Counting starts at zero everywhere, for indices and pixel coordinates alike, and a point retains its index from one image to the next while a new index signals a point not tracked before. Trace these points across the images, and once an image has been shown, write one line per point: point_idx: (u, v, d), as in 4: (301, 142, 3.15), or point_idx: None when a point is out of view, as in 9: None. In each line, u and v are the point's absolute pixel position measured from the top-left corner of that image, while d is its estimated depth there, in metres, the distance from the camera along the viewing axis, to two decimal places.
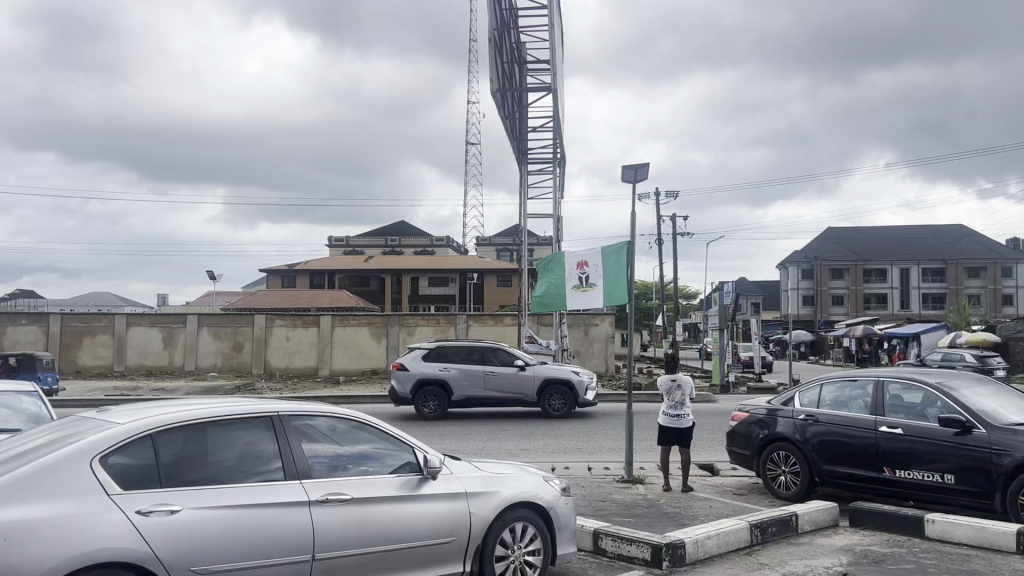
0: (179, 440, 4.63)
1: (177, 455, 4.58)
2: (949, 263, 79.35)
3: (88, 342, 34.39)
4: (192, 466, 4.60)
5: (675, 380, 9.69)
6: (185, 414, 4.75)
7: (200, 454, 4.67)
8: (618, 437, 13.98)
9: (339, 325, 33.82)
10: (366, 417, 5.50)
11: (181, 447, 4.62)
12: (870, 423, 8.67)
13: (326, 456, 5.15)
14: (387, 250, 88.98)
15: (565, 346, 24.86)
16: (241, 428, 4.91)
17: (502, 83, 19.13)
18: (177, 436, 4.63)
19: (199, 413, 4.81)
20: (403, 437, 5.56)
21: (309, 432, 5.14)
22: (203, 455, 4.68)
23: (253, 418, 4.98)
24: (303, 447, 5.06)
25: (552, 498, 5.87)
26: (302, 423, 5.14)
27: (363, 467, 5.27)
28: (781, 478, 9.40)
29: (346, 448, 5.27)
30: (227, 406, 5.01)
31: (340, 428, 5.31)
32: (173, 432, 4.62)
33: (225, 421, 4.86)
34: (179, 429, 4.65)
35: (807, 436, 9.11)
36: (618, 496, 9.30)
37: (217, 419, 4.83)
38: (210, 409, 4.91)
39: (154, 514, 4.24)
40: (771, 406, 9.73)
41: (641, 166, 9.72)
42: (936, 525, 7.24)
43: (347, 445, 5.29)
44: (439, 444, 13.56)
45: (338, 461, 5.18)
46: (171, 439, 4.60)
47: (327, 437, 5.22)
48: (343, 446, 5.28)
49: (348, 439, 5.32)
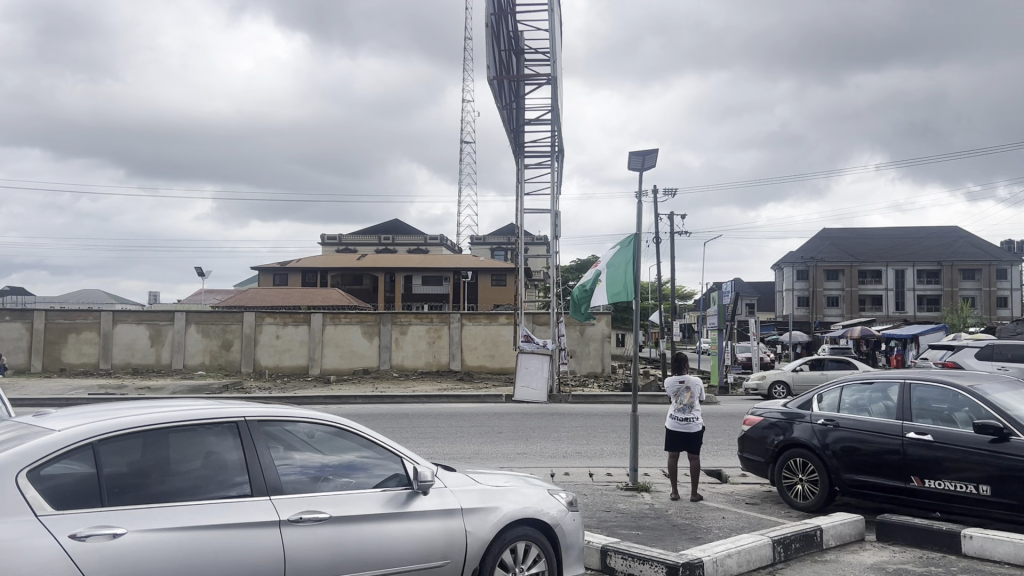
0: (130, 449, 3.98)
1: (128, 472, 3.94)
2: (945, 265, 78.96)
3: (73, 338, 33.57)
4: (145, 484, 3.96)
5: (683, 380, 9.07)
6: (139, 417, 4.09)
7: (155, 469, 4.03)
8: (619, 440, 13.32)
9: (330, 323, 33.19)
10: (351, 422, 4.87)
11: (134, 458, 3.98)
12: (896, 429, 8.03)
13: (301, 471, 4.50)
14: (380, 248, 88.25)
15: (561, 345, 24.21)
16: (205, 435, 4.27)
17: (499, 71, 18.42)
18: (126, 443, 3.97)
19: (158, 416, 4.16)
20: (391, 444, 4.93)
21: (282, 438, 4.51)
22: (160, 470, 4.04)
23: (216, 423, 4.33)
24: (274, 456, 4.41)
25: (558, 514, 5.23)
26: (278, 431, 4.51)
27: (347, 479, 4.66)
28: (797, 486, 8.76)
29: (326, 460, 4.65)
30: (186, 409, 4.35)
31: (319, 435, 4.66)
32: (126, 439, 3.96)
33: (185, 427, 4.21)
34: (137, 434, 4.00)
35: (828, 442, 8.48)
36: (622, 505, 8.69)
37: (179, 423, 4.18)
38: (168, 411, 4.25)
39: (92, 539, 3.58)
40: (786, 409, 9.11)
41: (649, 153, 9.08)
42: (975, 542, 6.61)
43: (325, 456, 4.66)
44: (428, 448, 12.88)
45: (317, 476, 4.55)
46: (125, 446, 3.96)
47: (306, 445, 4.59)
48: (319, 458, 4.63)
49: (329, 448, 4.68)
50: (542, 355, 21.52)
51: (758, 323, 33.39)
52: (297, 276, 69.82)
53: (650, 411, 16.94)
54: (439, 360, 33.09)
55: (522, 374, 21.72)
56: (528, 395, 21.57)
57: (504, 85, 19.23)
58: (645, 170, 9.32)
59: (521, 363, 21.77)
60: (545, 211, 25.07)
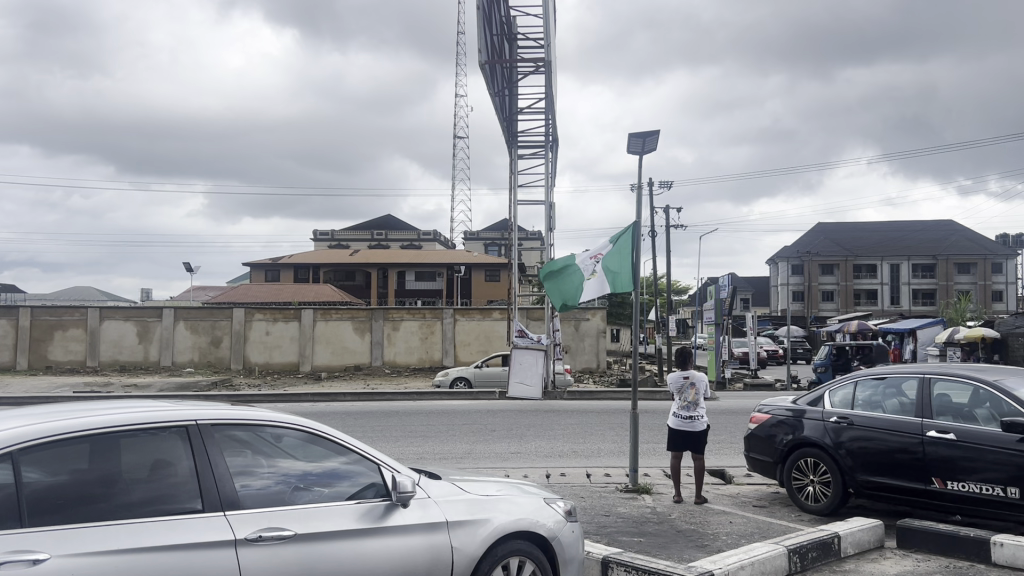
0: (69, 456, 3.46)
1: (63, 483, 3.42)
2: (940, 259, 78.54)
3: (60, 336, 32.92)
4: (80, 500, 3.44)
5: (687, 376, 8.56)
6: (78, 419, 3.55)
7: (95, 482, 3.51)
8: (618, 438, 12.80)
9: (322, 319, 32.64)
10: (323, 424, 4.34)
11: (74, 467, 3.47)
12: (915, 426, 7.52)
13: (262, 484, 3.97)
14: (372, 244, 87.63)
15: (555, 340, 23.66)
16: (152, 441, 3.73)
17: (491, 55, 17.85)
18: (64, 450, 3.44)
19: (104, 417, 3.63)
20: (368, 451, 4.40)
21: (243, 442, 3.99)
22: (101, 482, 3.52)
23: (168, 427, 3.79)
24: (232, 465, 3.89)
25: (555, 526, 4.70)
26: (239, 436, 3.98)
27: (315, 489, 4.15)
28: (808, 488, 8.25)
29: (292, 468, 4.13)
30: (135, 409, 3.81)
31: (288, 440, 4.15)
32: (64, 445, 3.44)
33: (132, 431, 3.67)
34: (79, 439, 3.48)
35: (841, 440, 7.96)
36: (622, 509, 8.17)
37: (124, 428, 3.64)
38: (112, 412, 3.72)
39: (8, 566, 3.05)
40: (795, 406, 8.60)
41: (650, 134, 8.55)
42: (1005, 550, 6.11)
43: (291, 464, 4.14)
44: (417, 448, 12.33)
45: (281, 487, 4.04)
46: (63, 453, 3.43)
47: (272, 451, 4.08)
48: (284, 467, 4.10)
49: (298, 453, 4.18)
50: (536, 351, 20.96)
51: (755, 317, 32.85)
52: (289, 272, 69.15)
53: (649, 408, 16.41)
54: (432, 357, 32.57)
55: (517, 370, 21.16)
56: (524, 391, 21.05)
57: (496, 71, 18.65)
58: (646, 153, 8.80)
59: (516, 359, 21.19)
60: (539, 203, 24.51)
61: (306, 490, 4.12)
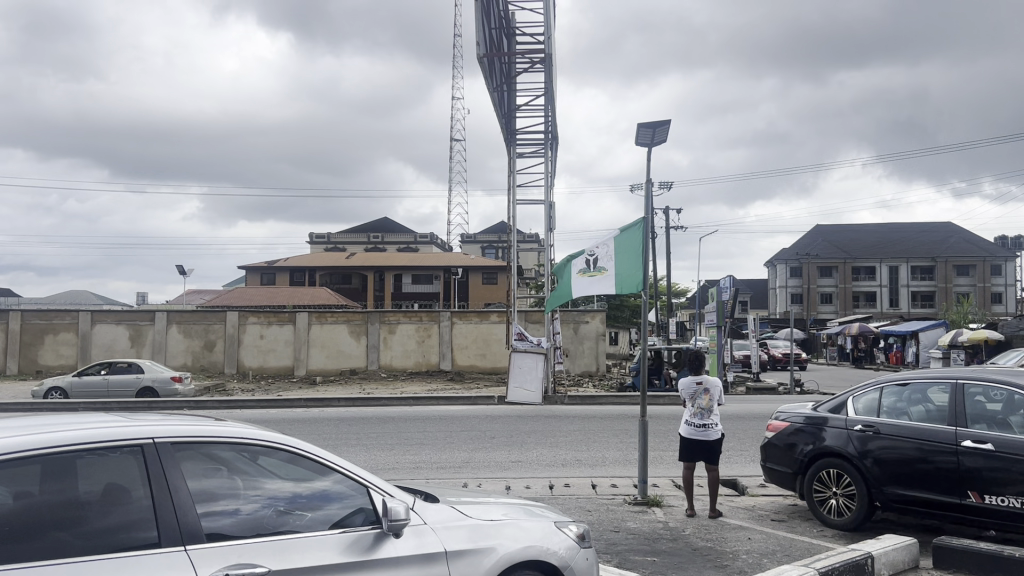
0: (16, 479, 3.00)
1: (8, 511, 2.97)
2: (938, 261, 78.19)
3: (51, 339, 32.32)
4: (25, 532, 2.99)
5: (700, 382, 8.04)
6: (28, 437, 3.08)
7: (43, 510, 3.05)
8: (622, 446, 12.29)
9: (317, 322, 32.12)
10: (310, 442, 3.83)
11: (22, 490, 3.02)
12: (948, 436, 7.00)
13: (235, 509, 3.49)
14: (369, 247, 87.04)
15: (556, 343, 23.15)
16: (110, 461, 3.24)
17: (489, 49, 17.34)
18: (9, 472, 2.98)
19: (58, 433, 3.15)
20: (358, 472, 3.88)
21: (217, 459, 3.50)
22: (50, 509, 3.06)
23: (132, 445, 3.30)
24: (203, 488, 3.40)
25: (567, 553, 4.16)
26: (207, 456, 3.47)
27: (297, 514, 3.66)
28: (830, 501, 7.73)
29: (273, 490, 3.65)
30: (95, 425, 3.32)
31: (270, 458, 3.66)
32: (8, 466, 2.97)
33: (91, 448, 3.19)
34: (26, 460, 3.01)
35: (867, 449, 7.45)
36: (632, 524, 7.66)
37: (82, 447, 3.16)
38: (68, 427, 3.23)
39: None
40: (815, 413, 8.09)
41: (660, 124, 8.04)
42: None
43: (272, 484, 3.66)
44: (413, 456, 11.80)
45: (259, 512, 3.57)
46: (8, 476, 2.97)
47: (250, 470, 3.59)
48: (263, 490, 3.63)
49: (281, 472, 3.69)
50: (536, 354, 20.47)
51: (757, 320, 32.31)
52: (285, 275, 68.56)
53: (657, 413, 15.87)
54: (429, 360, 32.03)
55: (516, 374, 20.68)
56: (523, 396, 20.53)
57: (494, 65, 18.13)
58: (654, 144, 8.31)
59: (515, 362, 20.69)
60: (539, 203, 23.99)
61: (292, 514, 3.64)
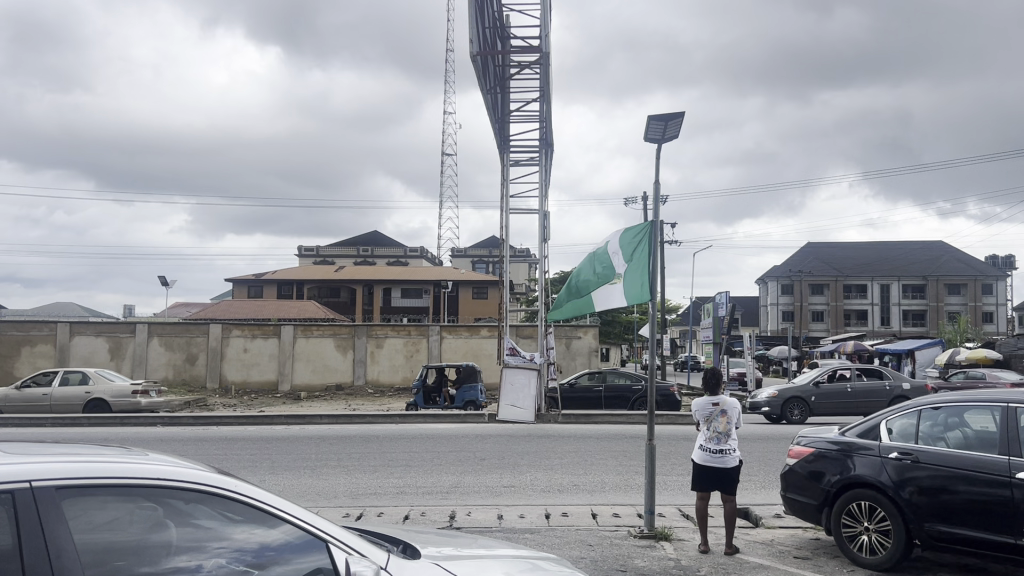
0: None
1: None
2: (930, 280, 77.60)
3: (27, 351, 31.24)
4: None
5: (717, 403, 7.27)
6: None
7: None
8: (623, 469, 11.50)
9: (302, 335, 31.26)
10: (263, 487, 3.05)
11: None
12: (1000, 466, 6.21)
13: (195, 565, 2.88)
14: (359, 261, 86.14)
15: (550, 358, 22.35)
16: None
17: (483, 48, 16.61)
18: None
19: None
20: (325, 525, 3.07)
21: (158, 505, 2.81)
22: None
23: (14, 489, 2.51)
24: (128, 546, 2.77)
25: None
26: (131, 501, 2.74)
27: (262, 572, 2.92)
28: (862, 538, 6.91)
29: (240, 540, 2.93)
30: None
31: (220, 507, 2.89)
32: None
33: None
34: None
35: (906, 479, 6.65)
36: (641, 561, 6.84)
37: None
38: None
39: None
40: (842, 438, 7.32)
41: (672, 117, 7.27)
42: None
43: (233, 533, 2.93)
44: (397, 480, 10.95)
45: (219, 569, 2.90)
46: None
47: (191, 516, 2.88)
48: (227, 540, 2.92)
49: (232, 518, 2.92)
50: (529, 371, 19.70)
51: (753, 337, 31.57)
52: (272, 287, 67.47)
53: (658, 434, 15.05)
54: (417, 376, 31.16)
55: (508, 392, 19.83)
56: (515, 414, 19.68)
57: (488, 65, 17.41)
58: (666, 139, 7.54)
59: (506, 379, 19.90)
60: (532, 213, 23.21)
61: (250, 572, 2.91)
